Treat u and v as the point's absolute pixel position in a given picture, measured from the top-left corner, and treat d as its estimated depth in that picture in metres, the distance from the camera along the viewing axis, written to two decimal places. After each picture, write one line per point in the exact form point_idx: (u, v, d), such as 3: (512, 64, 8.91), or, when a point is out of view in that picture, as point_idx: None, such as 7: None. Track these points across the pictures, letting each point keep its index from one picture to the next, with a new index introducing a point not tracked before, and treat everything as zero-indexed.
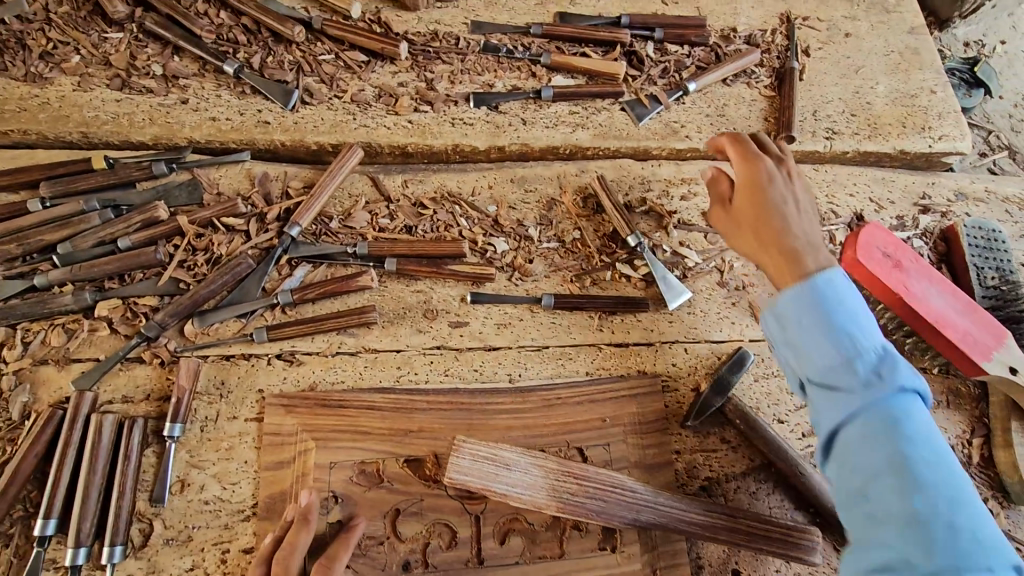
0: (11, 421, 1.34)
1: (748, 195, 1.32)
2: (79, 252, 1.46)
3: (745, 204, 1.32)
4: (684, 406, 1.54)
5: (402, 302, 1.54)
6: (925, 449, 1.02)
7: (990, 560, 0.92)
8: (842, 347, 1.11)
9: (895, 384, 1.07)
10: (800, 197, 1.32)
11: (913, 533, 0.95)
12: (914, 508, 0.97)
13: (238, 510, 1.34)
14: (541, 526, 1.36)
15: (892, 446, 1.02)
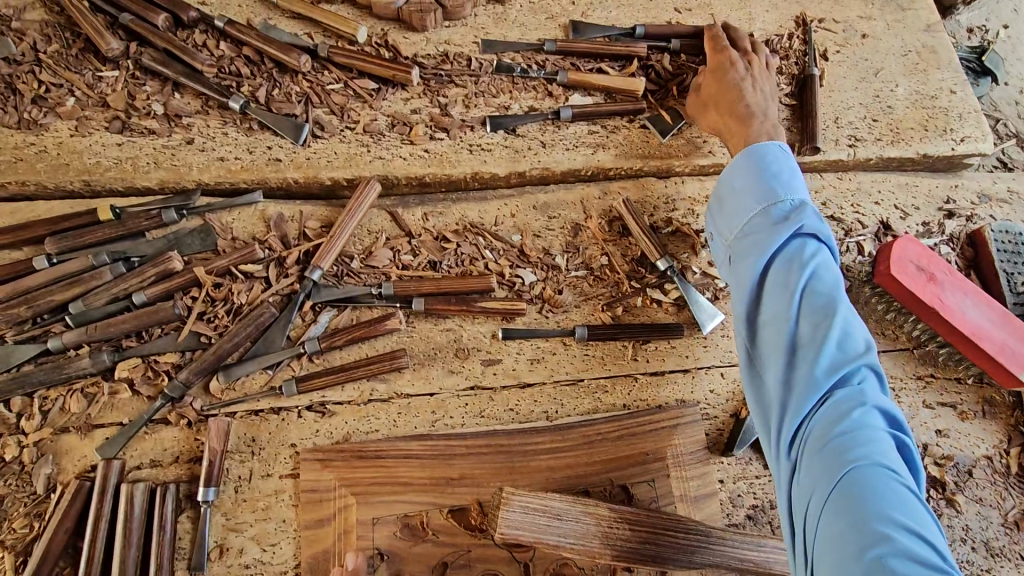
0: (37, 495, 1.29)
1: (719, 77, 1.55)
2: (93, 311, 1.40)
3: (717, 96, 1.55)
4: (724, 433, 1.52)
5: (432, 343, 1.50)
6: (835, 381, 1.02)
7: (892, 483, 0.91)
8: (787, 290, 1.12)
9: (826, 323, 1.06)
10: (761, 85, 1.55)
11: (820, 462, 0.97)
12: (823, 436, 0.98)
13: (281, 572, 1.30)
14: (591, 569, 1.33)
15: (809, 377, 1.03)
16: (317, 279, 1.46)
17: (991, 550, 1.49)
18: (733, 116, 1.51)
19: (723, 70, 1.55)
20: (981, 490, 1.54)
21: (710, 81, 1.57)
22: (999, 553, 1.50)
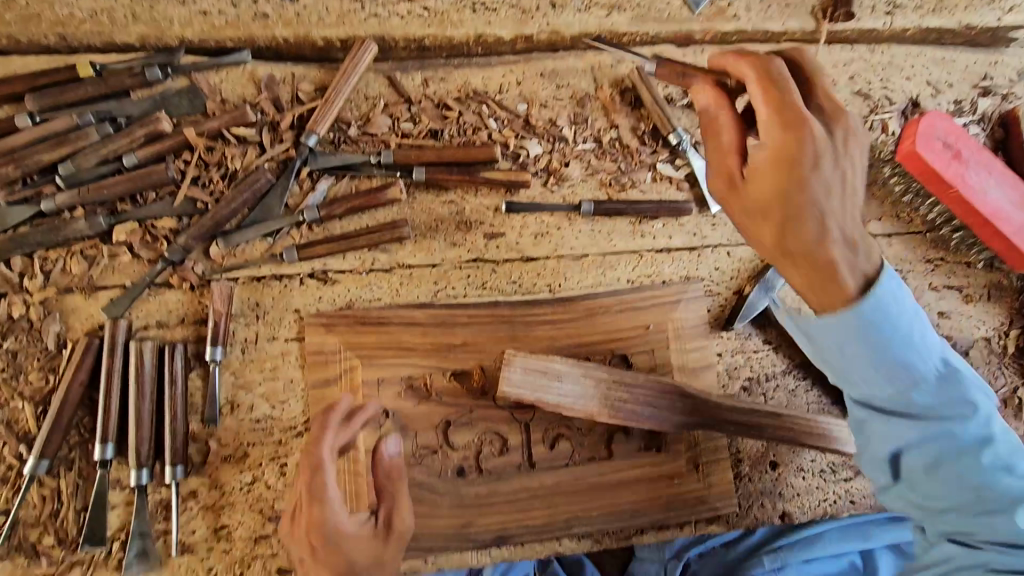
0: (49, 351, 1.32)
1: (779, 169, 1.03)
2: (85, 173, 1.35)
3: (771, 194, 1.04)
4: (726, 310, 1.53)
5: (434, 214, 1.46)
6: (959, 470, 1.09)
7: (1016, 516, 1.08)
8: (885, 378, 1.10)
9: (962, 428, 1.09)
10: (844, 171, 1.06)
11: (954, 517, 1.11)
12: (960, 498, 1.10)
13: (290, 426, 1.36)
14: (588, 430, 1.38)
15: (935, 464, 1.11)
16: (313, 144, 1.40)
17: None
18: (778, 231, 1.05)
19: (792, 172, 1.03)
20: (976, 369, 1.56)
21: (759, 158, 1.05)
22: None
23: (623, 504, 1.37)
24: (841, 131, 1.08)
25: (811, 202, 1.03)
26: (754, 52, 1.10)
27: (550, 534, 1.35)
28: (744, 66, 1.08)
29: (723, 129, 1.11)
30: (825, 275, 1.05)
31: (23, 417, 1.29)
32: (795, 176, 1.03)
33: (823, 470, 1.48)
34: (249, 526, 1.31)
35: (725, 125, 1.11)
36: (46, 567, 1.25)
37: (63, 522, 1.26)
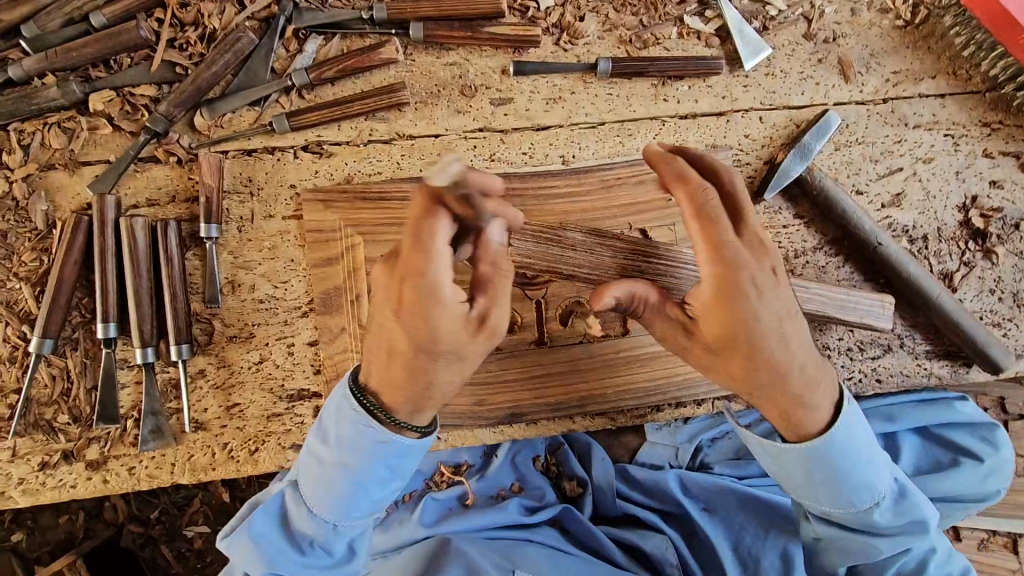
0: (39, 231, 1.25)
1: (716, 309, 1.00)
2: (50, 35, 1.22)
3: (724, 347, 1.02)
4: (757, 180, 1.40)
5: (434, 78, 1.33)
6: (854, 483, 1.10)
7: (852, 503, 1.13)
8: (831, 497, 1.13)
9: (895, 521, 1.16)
10: (771, 294, 0.99)
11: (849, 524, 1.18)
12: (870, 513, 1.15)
13: (295, 307, 1.31)
14: (604, 308, 1.32)
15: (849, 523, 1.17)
16: None
17: (1021, 301, 1.44)
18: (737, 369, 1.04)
19: (736, 306, 0.98)
20: None
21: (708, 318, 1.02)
22: None
23: (639, 382, 1.33)
24: (752, 242, 1.01)
25: (754, 317, 0.98)
26: (686, 169, 0.99)
27: (564, 411, 1.33)
28: (677, 192, 1.00)
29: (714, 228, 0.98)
30: (748, 352, 1.01)
31: (22, 299, 1.25)
32: (734, 317, 0.98)
33: (849, 349, 1.41)
34: (261, 405, 1.30)
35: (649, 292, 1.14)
36: (65, 444, 1.26)
37: (76, 401, 1.26)
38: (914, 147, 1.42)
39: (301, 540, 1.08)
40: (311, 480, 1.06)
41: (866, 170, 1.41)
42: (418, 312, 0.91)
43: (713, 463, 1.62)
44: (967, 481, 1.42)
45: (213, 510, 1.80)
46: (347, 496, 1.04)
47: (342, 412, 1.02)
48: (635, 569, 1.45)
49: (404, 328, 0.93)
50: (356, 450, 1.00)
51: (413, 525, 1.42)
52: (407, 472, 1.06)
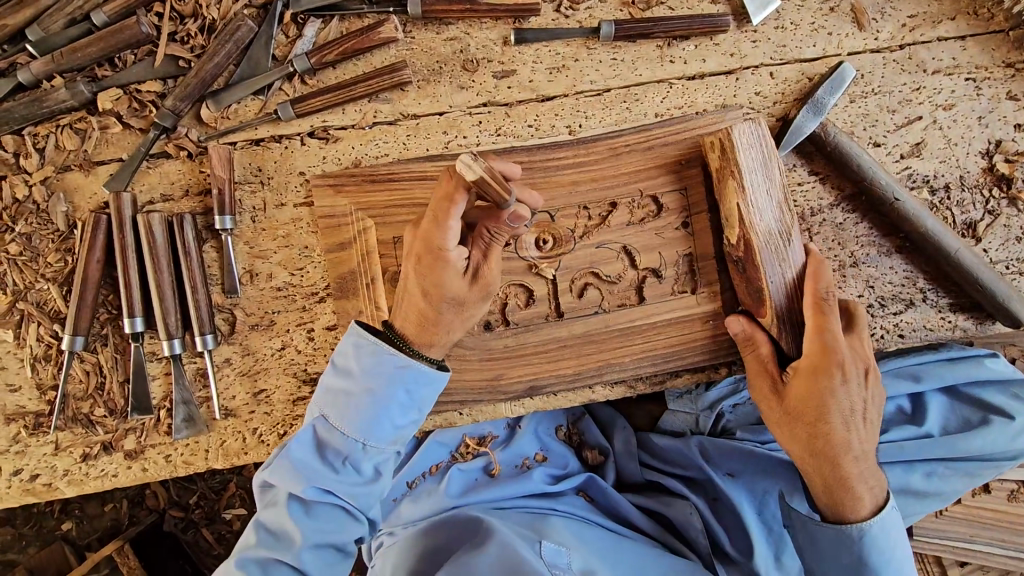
0: (61, 231, 1.28)
1: (807, 381, 1.16)
2: (55, 36, 1.24)
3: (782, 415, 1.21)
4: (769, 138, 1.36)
5: (435, 55, 1.31)
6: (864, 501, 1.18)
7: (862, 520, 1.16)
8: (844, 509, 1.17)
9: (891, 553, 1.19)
10: (866, 406, 1.17)
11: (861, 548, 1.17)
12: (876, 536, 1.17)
13: (312, 293, 1.33)
14: (618, 277, 1.31)
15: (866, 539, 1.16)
16: None
17: None
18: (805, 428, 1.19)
19: (826, 384, 1.14)
20: None
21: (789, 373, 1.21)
22: None
23: (657, 349, 1.33)
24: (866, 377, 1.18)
25: (838, 421, 1.15)
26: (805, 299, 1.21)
27: (582, 381, 1.34)
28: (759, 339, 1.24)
29: (824, 280, 1.21)
30: (837, 484, 1.16)
31: (50, 299, 1.29)
32: (823, 394, 1.14)
33: (870, 305, 1.39)
34: (286, 390, 1.34)
35: (765, 343, 1.24)
36: (103, 435, 1.32)
37: (111, 394, 1.31)
38: (934, 94, 1.37)
39: (335, 458, 1.11)
40: (337, 409, 1.12)
41: (884, 121, 1.37)
42: (430, 270, 1.10)
43: (735, 428, 1.60)
44: (1000, 438, 1.42)
45: (248, 493, 1.87)
46: (373, 418, 1.11)
47: (363, 349, 1.12)
48: (660, 531, 1.52)
49: (420, 280, 1.12)
50: (380, 377, 1.11)
51: (441, 496, 1.47)
52: (424, 402, 1.17)
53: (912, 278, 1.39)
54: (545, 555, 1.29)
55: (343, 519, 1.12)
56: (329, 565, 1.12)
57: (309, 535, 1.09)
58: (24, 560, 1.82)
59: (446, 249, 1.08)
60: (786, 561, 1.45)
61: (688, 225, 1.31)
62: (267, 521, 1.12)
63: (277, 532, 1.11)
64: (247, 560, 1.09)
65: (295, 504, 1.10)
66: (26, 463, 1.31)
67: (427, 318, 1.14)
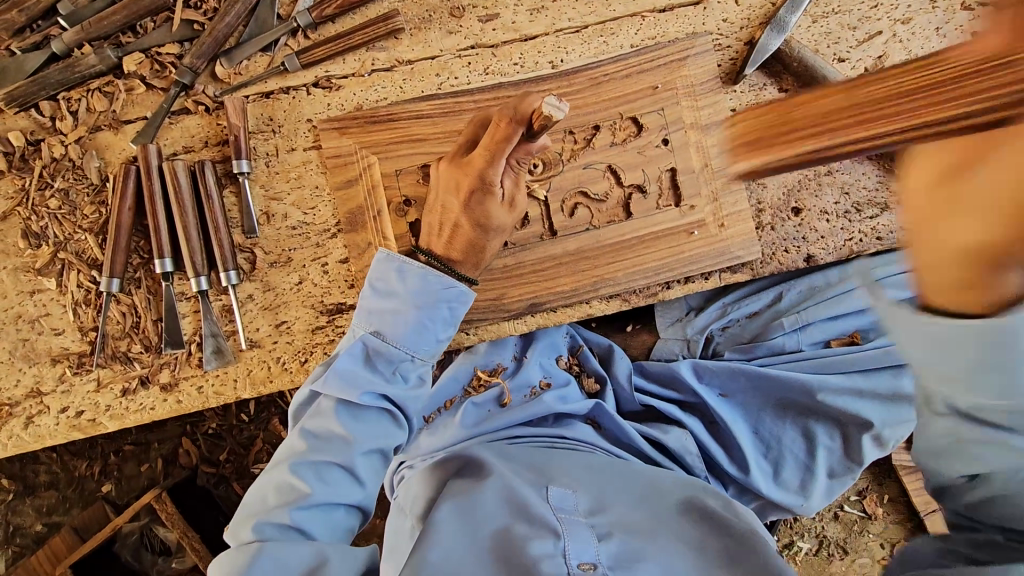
0: (95, 185, 1.41)
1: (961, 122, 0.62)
2: (83, 10, 1.38)
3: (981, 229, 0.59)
4: (739, 61, 1.45)
5: (425, 5, 1.44)
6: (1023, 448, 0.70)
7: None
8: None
9: None
10: None
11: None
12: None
13: (325, 229, 1.45)
14: (605, 196, 1.41)
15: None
16: None
17: None
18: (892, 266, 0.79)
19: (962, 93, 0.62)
20: None
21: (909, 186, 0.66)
22: None
23: (647, 262, 1.43)
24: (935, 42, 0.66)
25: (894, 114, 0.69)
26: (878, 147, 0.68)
27: (580, 297, 1.43)
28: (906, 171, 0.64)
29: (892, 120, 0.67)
30: None
31: (88, 248, 1.41)
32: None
33: (847, 211, 1.48)
34: (306, 320, 1.45)
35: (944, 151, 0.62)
36: (141, 371, 1.43)
37: (146, 332, 1.43)
38: (892, 10, 1.46)
39: (384, 367, 1.14)
40: (387, 327, 1.14)
41: (846, 38, 1.46)
42: (478, 203, 1.16)
43: (724, 349, 1.66)
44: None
45: (274, 447, 1.98)
46: (421, 331, 1.14)
47: (408, 271, 1.14)
48: (659, 458, 1.53)
49: (468, 211, 1.18)
50: (428, 296, 1.14)
51: (455, 428, 1.55)
52: (461, 318, 1.21)
53: (884, 183, 1.48)
54: (552, 501, 1.23)
55: (391, 426, 1.15)
56: (375, 469, 1.14)
57: (360, 437, 1.11)
58: (69, 520, 1.93)
59: (495, 183, 1.15)
60: (784, 476, 1.52)
61: (667, 143, 1.41)
62: (313, 428, 1.11)
63: (326, 437, 1.10)
64: (298, 464, 1.07)
65: (343, 408, 1.11)
66: (72, 401, 1.43)
67: (475, 246, 1.20)
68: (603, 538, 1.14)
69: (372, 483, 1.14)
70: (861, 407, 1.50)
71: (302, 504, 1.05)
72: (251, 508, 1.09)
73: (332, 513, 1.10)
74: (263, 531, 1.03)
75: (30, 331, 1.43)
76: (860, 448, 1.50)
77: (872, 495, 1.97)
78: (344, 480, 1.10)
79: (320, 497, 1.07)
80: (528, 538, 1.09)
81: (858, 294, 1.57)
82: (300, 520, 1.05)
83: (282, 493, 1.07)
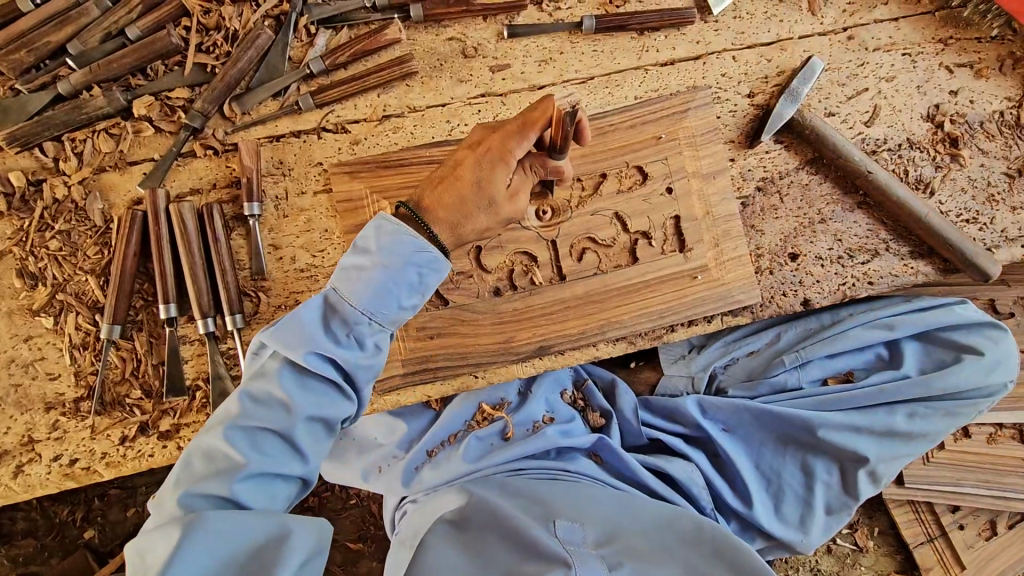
0: (98, 227, 1.39)
1: None
2: (93, 51, 1.37)
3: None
4: (753, 124, 1.53)
5: (436, 53, 1.47)
6: None
7: None
8: None
9: None
10: None
11: None
12: None
13: (333, 272, 1.45)
14: (612, 242, 1.45)
15: None
16: None
17: (990, 196, 1.58)
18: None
19: None
20: (988, 143, 1.58)
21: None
22: (999, 198, 1.58)
23: (653, 306, 1.46)
24: None
25: None
26: None
27: (587, 340, 1.46)
28: None
29: None
30: None
31: (89, 290, 1.38)
32: None
33: (840, 257, 1.55)
34: None
35: None
36: (140, 417, 1.39)
37: (146, 376, 1.39)
38: (877, 69, 1.56)
39: (338, 329, 1.05)
40: (348, 286, 1.05)
41: (836, 94, 1.55)
42: (490, 168, 1.11)
43: (727, 386, 1.69)
44: (974, 375, 1.52)
45: None
46: (383, 293, 1.04)
47: (385, 228, 1.05)
48: (668, 492, 1.52)
49: (474, 168, 1.11)
50: (396, 255, 1.04)
51: (459, 461, 1.51)
52: (430, 288, 1.12)
53: (874, 230, 1.56)
54: (560, 533, 1.25)
55: (337, 397, 1.07)
56: (319, 441, 1.07)
57: (302, 406, 1.02)
58: (47, 570, 1.83)
59: (513, 152, 1.10)
60: (784, 509, 1.54)
61: (671, 192, 1.47)
62: (253, 391, 1.02)
63: (266, 402, 1.02)
64: (234, 431, 0.99)
65: (288, 372, 1.02)
66: (66, 448, 1.38)
67: (465, 206, 1.10)
68: (613, 569, 1.20)
69: (316, 455, 1.07)
70: (859, 442, 1.52)
71: (236, 476, 0.98)
72: (176, 471, 1.01)
73: (271, 485, 1.03)
74: (195, 501, 0.98)
75: (23, 376, 1.38)
76: (856, 483, 1.52)
77: (863, 529, 2.01)
78: (282, 451, 1.03)
79: (256, 468, 0.99)
80: (539, 574, 1.13)
81: (853, 335, 1.59)
82: (238, 492, 0.99)
83: (214, 461, 0.99)
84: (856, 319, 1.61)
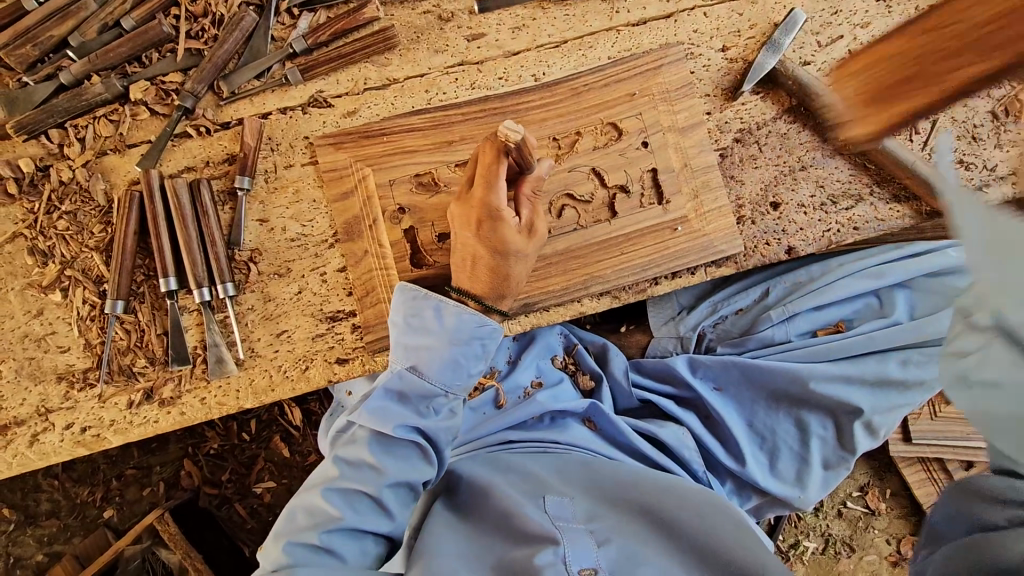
0: (102, 206, 1.47)
1: None
2: (91, 42, 1.46)
3: None
4: (738, 79, 1.54)
5: (413, 26, 1.53)
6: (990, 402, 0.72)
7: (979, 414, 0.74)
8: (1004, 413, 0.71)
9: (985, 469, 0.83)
10: None
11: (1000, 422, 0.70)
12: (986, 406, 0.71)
13: (322, 240, 1.51)
14: (590, 197, 1.48)
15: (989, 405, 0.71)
16: None
17: (974, 136, 1.57)
18: None
19: None
20: None
21: None
22: (984, 137, 1.57)
23: (636, 259, 1.48)
24: None
25: None
26: None
27: (572, 295, 1.48)
28: None
29: None
30: None
31: (94, 266, 1.46)
32: None
33: (823, 204, 1.56)
34: (306, 328, 1.50)
35: None
36: (145, 384, 1.46)
37: (150, 346, 1.46)
38: (851, 16, 1.56)
39: (420, 403, 1.17)
40: (421, 363, 1.16)
41: (810, 43, 1.55)
42: (490, 231, 1.21)
43: (717, 345, 1.68)
44: None
45: (275, 466, 1.97)
46: (456, 370, 1.17)
47: (443, 309, 1.17)
48: (658, 457, 1.50)
49: (484, 241, 1.22)
50: (463, 335, 1.16)
51: None
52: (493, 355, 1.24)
53: (856, 176, 1.58)
54: (549, 510, 1.22)
55: (421, 459, 1.17)
56: (405, 501, 1.16)
57: (390, 468, 1.13)
58: (70, 549, 1.91)
59: (501, 209, 1.20)
60: (779, 466, 1.53)
61: (647, 145, 1.48)
62: (345, 455, 1.14)
63: (358, 465, 1.13)
64: (332, 490, 1.10)
65: (375, 439, 1.14)
66: (77, 417, 1.46)
67: (493, 271, 1.24)
68: (601, 544, 1.15)
69: (402, 514, 1.15)
70: (852, 393, 1.49)
71: (331, 526, 1.07)
72: (279, 525, 1.12)
73: (361, 537, 1.11)
74: (294, 552, 1.05)
75: (36, 350, 1.47)
76: (853, 437, 1.50)
77: (874, 491, 1.96)
78: (371, 508, 1.12)
79: (351, 523, 1.09)
80: (529, 555, 1.09)
81: (845, 284, 1.57)
82: (331, 541, 1.07)
83: (314, 514, 1.09)
84: (843, 271, 1.58)
